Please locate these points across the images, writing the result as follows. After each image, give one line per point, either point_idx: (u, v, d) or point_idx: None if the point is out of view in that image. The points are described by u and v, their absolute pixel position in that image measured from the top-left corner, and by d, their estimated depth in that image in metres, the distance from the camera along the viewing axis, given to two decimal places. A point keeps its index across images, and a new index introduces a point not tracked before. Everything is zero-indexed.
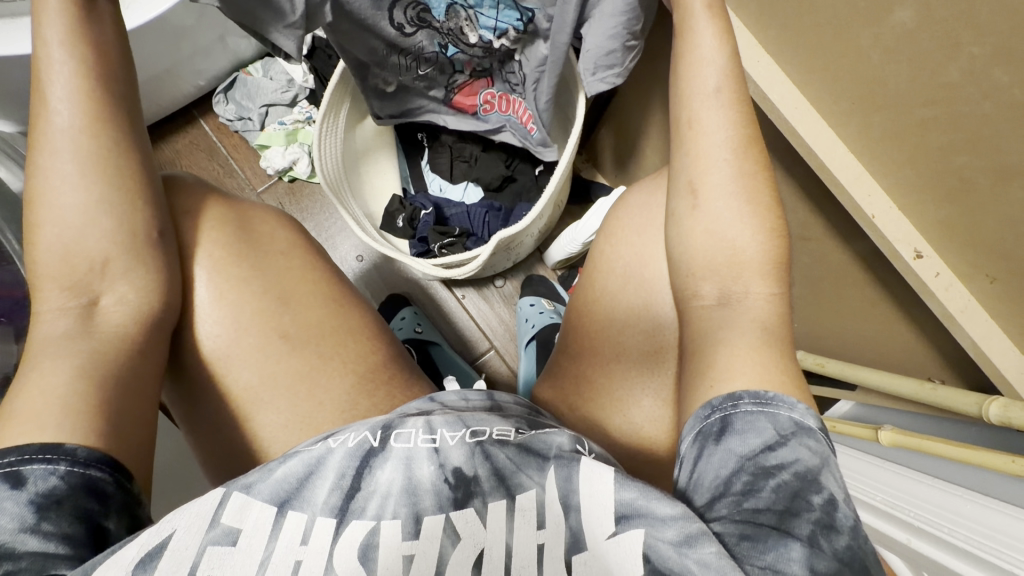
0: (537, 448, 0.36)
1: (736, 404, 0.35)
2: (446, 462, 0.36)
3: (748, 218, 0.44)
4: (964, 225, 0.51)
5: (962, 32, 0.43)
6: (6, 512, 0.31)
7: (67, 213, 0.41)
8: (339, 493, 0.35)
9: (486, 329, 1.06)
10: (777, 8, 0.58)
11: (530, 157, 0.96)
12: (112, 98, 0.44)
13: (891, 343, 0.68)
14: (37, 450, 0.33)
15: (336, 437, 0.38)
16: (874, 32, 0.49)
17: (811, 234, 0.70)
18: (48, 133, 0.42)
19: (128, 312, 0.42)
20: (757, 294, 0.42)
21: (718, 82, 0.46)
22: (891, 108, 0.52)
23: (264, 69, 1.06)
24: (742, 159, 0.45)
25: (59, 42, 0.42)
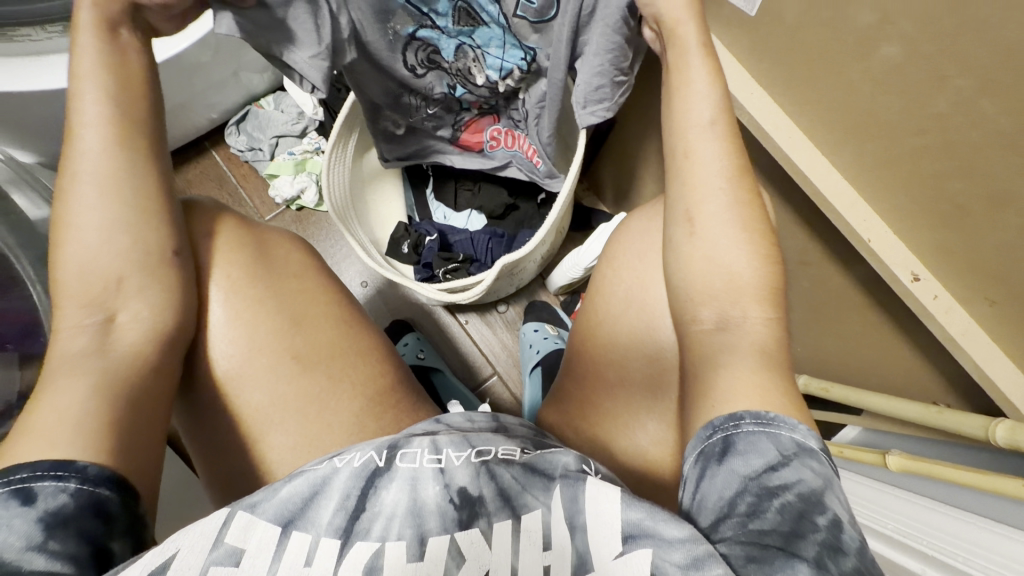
0: (542, 468, 0.37)
1: (737, 424, 0.36)
2: (451, 482, 0.35)
3: (744, 244, 0.45)
4: (958, 249, 0.53)
5: (949, 67, 0.45)
6: (15, 529, 0.30)
7: (92, 233, 0.43)
8: (344, 514, 0.35)
9: (489, 355, 1.07)
10: (766, 43, 0.60)
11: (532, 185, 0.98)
12: (141, 128, 0.46)
13: (895, 367, 0.68)
14: (49, 467, 0.33)
15: (342, 456, 0.38)
16: (864, 66, 0.51)
17: (809, 258, 0.71)
18: (78, 158, 0.44)
19: (143, 329, 0.42)
20: (754, 319, 0.43)
21: (711, 116, 0.48)
22: (883, 137, 0.53)
23: (276, 102, 1.10)
24: (735, 187, 0.47)
25: (96, 76, 0.45)
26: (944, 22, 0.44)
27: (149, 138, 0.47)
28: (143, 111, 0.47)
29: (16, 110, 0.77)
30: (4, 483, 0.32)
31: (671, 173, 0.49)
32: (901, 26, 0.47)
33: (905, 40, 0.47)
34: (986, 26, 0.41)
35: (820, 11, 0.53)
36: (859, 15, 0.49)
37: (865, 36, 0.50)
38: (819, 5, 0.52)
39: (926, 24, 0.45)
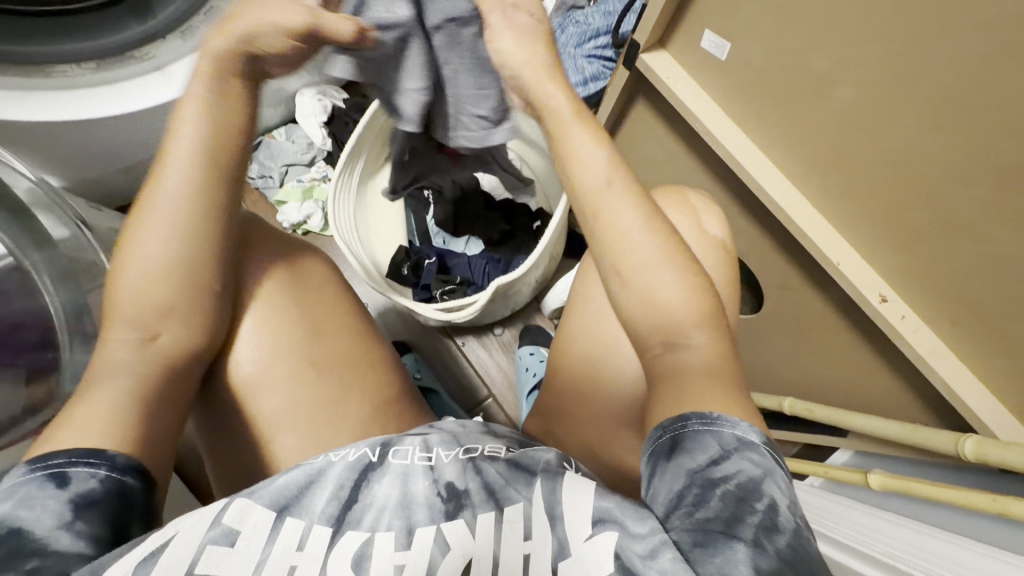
0: (527, 465, 0.40)
1: (684, 423, 0.38)
2: (440, 478, 0.39)
3: (676, 280, 0.45)
4: (920, 272, 0.56)
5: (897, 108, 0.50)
6: (47, 508, 0.33)
7: (150, 258, 0.46)
8: (337, 503, 0.37)
9: (486, 377, 1.09)
10: (732, 84, 0.64)
11: (528, 212, 1.03)
12: (228, 165, 0.48)
13: (875, 388, 0.71)
14: (83, 453, 0.36)
15: (336, 451, 0.41)
16: (821, 105, 0.56)
17: (789, 282, 0.75)
18: (161, 187, 0.47)
19: (181, 348, 0.46)
20: (698, 343, 0.44)
21: (607, 174, 0.47)
22: (845, 170, 0.58)
23: (287, 133, 1.16)
24: (652, 229, 0.46)
25: (218, 104, 0.47)
26: (889, 68, 0.49)
27: (230, 171, 0.49)
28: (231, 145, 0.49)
29: (45, 137, 0.83)
30: (43, 466, 0.35)
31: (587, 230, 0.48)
32: (852, 72, 0.52)
33: (857, 83, 0.52)
34: (930, 73, 0.46)
35: (781, 55, 0.57)
36: (814, 61, 0.54)
37: (821, 79, 0.55)
38: (779, 50, 0.57)
39: (874, 70, 0.50)
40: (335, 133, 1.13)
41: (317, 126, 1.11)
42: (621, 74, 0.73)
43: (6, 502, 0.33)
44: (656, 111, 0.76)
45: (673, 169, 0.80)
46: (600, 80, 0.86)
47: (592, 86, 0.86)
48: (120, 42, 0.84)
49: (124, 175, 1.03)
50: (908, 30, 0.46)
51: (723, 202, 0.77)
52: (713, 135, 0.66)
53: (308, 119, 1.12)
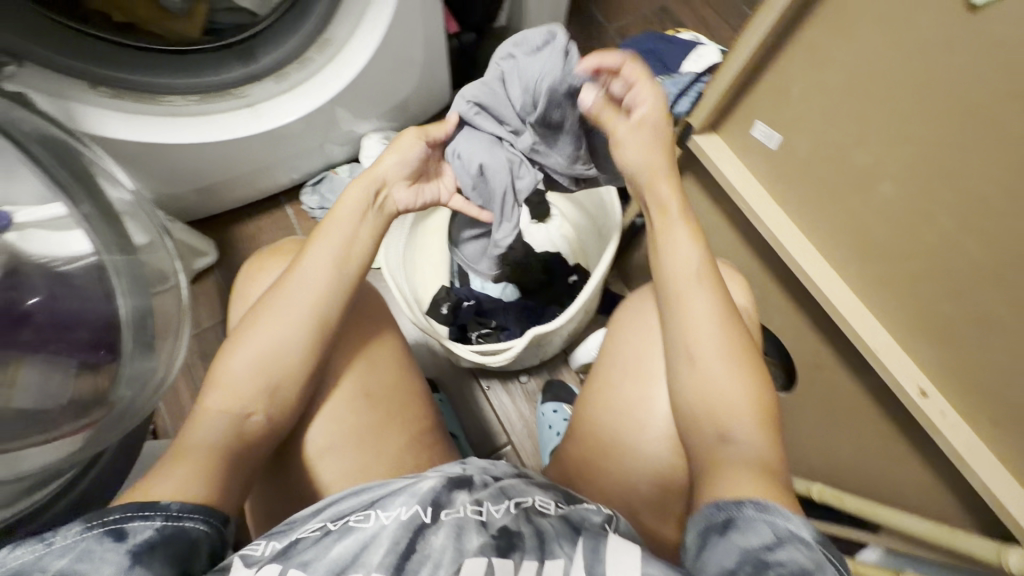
0: (576, 522, 0.46)
1: (740, 508, 0.41)
2: (494, 525, 0.44)
3: (738, 378, 0.53)
4: (960, 369, 0.57)
5: (931, 209, 0.53)
6: (109, 558, 0.36)
7: (263, 352, 0.55)
8: (394, 555, 0.40)
9: (506, 424, 1.10)
10: (780, 172, 0.67)
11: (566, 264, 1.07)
12: (335, 290, 0.59)
13: (909, 482, 0.69)
14: (137, 509, 0.41)
15: (388, 513, 0.43)
16: (862, 198, 0.59)
17: (822, 362, 0.75)
18: (279, 299, 0.57)
19: (270, 427, 0.54)
20: (750, 439, 0.50)
21: (699, 273, 0.58)
22: (883, 261, 0.60)
23: (349, 171, 1.26)
24: (728, 332, 0.55)
25: (336, 250, 0.61)
26: (927, 171, 0.52)
27: (335, 296, 0.59)
28: (336, 279, 0.60)
29: (138, 152, 0.93)
30: (98, 522, 0.38)
31: (668, 316, 0.58)
32: (892, 169, 0.55)
33: (896, 181, 0.55)
34: (966, 177, 0.49)
35: (827, 147, 0.60)
36: (856, 157, 0.58)
37: (864, 176, 0.58)
38: (824, 146, 0.60)
39: (911, 170, 0.53)
40: None
41: None
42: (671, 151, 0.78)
43: (63, 558, 0.35)
44: (701, 187, 0.81)
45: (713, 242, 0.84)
46: None
47: None
48: (221, 82, 0.94)
49: (201, 195, 1.13)
50: (957, 138, 0.48)
51: (759, 278, 0.79)
52: (755, 214, 0.69)
53: (369, 160, 1.21)
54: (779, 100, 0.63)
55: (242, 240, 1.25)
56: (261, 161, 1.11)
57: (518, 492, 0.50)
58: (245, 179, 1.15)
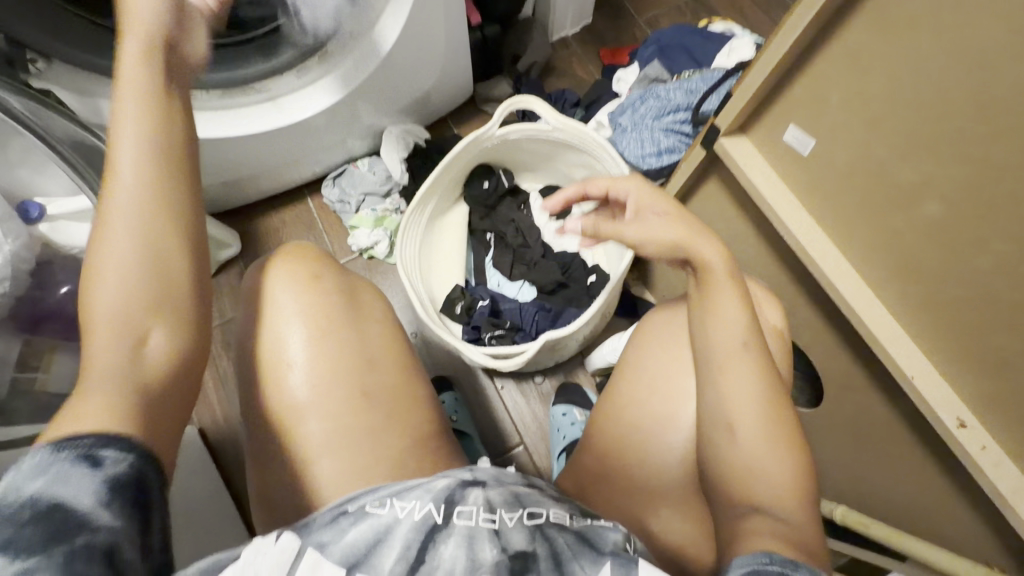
0: (594, 542, 0.45)
1: (796, 568, 0.39)
2: (507, 545, 0.44)
3: (782, 459, 0.50)
4: (1008, 404, 0.52)
5: (986, 230, 0.48)
6: (83, 486, 0.34)
7: (121, 279, 0.43)
8: (405, 562, 0.42)
9: (519, 424, 1.09)
10: (813, 181, 0.63)
11: (584, 266, 1.04)
12: (181, 193, 0.47)
13: (944, 515, 0.65)
14: (108, 439, 0.36)
15: (402, 505, 0.46)
16: (906, 215, 0.55)
17: (851, 382, 0.71)
18: (112, 201, 0.45)
19: (173, 354, 0.43)
20: (792, 513, 0.47)
21: (744, 339, 0.55)
22: (928, 284, 0.55)
23: (369, 165, 1.25)
24: (769, 406, 0.53)
25: (142, 131, 0.46)
26: (984, 190, 0.47)
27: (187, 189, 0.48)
28: (171, 159, 0.47)
29: None
30: (71, 447, 0.35)
31: (705, 387, 0.56)
32: (942, 186, 0.50)
33: (945, 199, 0.50)
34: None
35: (869, 158, 0.56)
36: (900, 171, 0.53)
37: (908, 192, 0.53)
38: (865, 156, 0.56)
39: (966, 188, 0.49)
40: (412, 170, 1.23)
41: (398, 161, 1.21)
42: (697, 154, 0.74)
43: (38, 479, 0.33)
44: (727, 192, 0.77)
45: (739, 251, 0.79)
46: (673, 153, 0.88)
47: (665, 158, 0.87)
48: (242, 76, 0.93)
49: (227, 188, 1.15)
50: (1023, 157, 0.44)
51: (786, 290, 0.75)
52: (784, 225, 0.65)
53: (389, 155, 1.21)
54: (814, 107, 0.59)
55: (265, 233, 1.27)
56: (283, 158, 1.12)
57: (530, 497, 0.50)
58: (267, 174, 1.16)
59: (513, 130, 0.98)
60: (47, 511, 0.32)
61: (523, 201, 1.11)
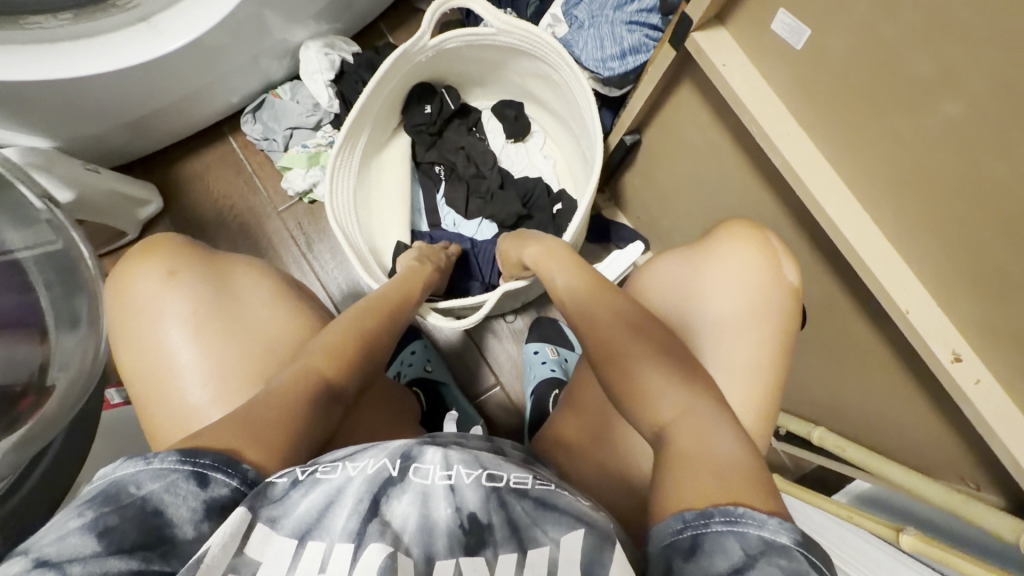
0: (554, 504, 0.38)
1: (707, 522, 0.37)
2: (462, 505, 0.36)
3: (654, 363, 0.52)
4: (1006, 335, 0.47)
5: (1012, 138, 0.39)
6: (185, 503, 0.36)
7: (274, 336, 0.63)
8: (357, 517, 0.35)
9: (494, 364, 1.05)
10: (806, 84, 0.51)
11: (548, 195, 0.93)
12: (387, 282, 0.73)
13: (923, 434, 0.63)
14: (223, 461, 0.39)
15: (355, 464, 0.38)
16: (916, 122, 0.44)
17: (835, 309, 0.65)
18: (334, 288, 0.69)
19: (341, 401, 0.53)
20: (723, 431, 0.46)
21: (573, 292, 0.64)
22: (933, 203, 0.46)
23: (291, 91, 1.07)
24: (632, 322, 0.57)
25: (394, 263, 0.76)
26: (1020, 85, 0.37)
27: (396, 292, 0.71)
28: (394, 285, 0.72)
29: (25, 95, 0.77)
30: (191, 462, 0.38)
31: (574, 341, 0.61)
32: (970, 81, 0.39)
33: (971, 97, 0.40)
34: None
35: (876, 47, 0.44)
36: (918, 63, 0.42)
37: (923, 91, 0.43)
38: (874, 47, 0.44)
39: (998, 82, 0.38)
40: (343, 93, 1.06)
41: (324, 85, 1.03)
42: (665, 55, 0.61)
43: (156, 482, 0.37)
44: (704, 100, 0.64)
45: (717, 169, 0.69)
46: (640, 54, 0.72)
47: (630, 61, 0.72)
48: None
49: (129, 132, 0.97)
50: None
51: (769, 212, 0.66)
52: (769, 140, 0.54)
53: (313, 77, 1.02)
54: None
55: (188, 179, 1.11)
56: (183, 91, 0.93)
57: (488, 455, 0.41)
58: (171, 112, 0.98)
59: (448, 38, 0.81)
60: (150, 514, 0.36)
61: (475, 122, 0.97)
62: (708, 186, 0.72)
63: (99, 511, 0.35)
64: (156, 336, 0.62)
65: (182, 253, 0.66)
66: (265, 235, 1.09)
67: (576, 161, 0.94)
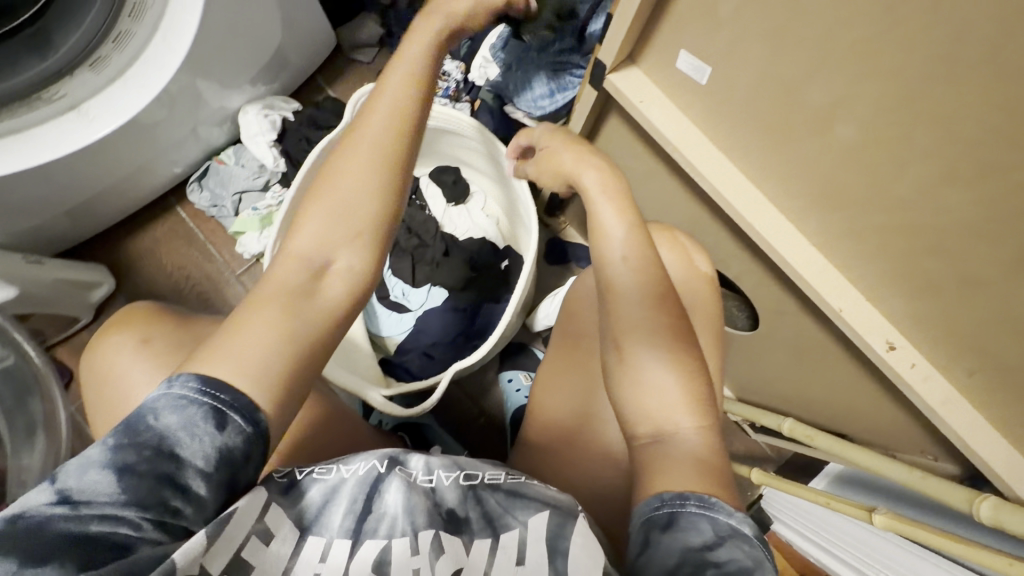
0: (524, 492, 0.43)
1: (683, 503, 0.40)
2: (443, 501, 0.43)
3: (671, 372, 0.47)
4: (930, 321, 0.51)
5: (898, 154, 0.43)
6: (202, 445, 0.36)
7: (341, 202, 0.46)
8: (353, 516, 0.41)
9: (474, 398, 1.03)
10: (718, 113, 0.55)
11: (493, 252, 0.97)
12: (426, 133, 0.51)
13: (882, 415, 0.66)
14: (243, 405, 0.38)
15: (349, 465, 0.43)
16: (818, 144, 0.49)
17: (786, 310, 0.68)
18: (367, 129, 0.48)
19: (348, 287, 0.46)
20: (685, 429, 0.45)
21: (624, 250, 0.54)
22: (847, 213, 0.51)
23: (235, 156, 1.06)
24: (657, 314, 0.50)
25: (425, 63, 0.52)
26: (892, 108, 0.41)
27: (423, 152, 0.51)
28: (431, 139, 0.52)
29: None
30: (212, 397, 0.38)
31: (606, 304, 0.53)
32: (858, 107, 0.44)
33: (860, 121, 0.44)
34: (936, 118, 0.39)
35: (773, 81, 0.48)
36: (811, 93, 0.46)
37: (817, 119, 0.47)
38: (768, 78, 0.48)
39: (878, 108, 0.42)
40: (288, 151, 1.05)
41: (268, 146, 1.03)
42: (589, 93, 0.64)
43: (175, 417, 0.37)
44: (632, 129, 0.68)
45: (654, 190, 0.72)
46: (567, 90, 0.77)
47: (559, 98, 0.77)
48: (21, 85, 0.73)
49: (72, 219, 0.96)
50: (956, 57, 0.36)
51: (709, 226, 0.69)
52: (693, 166, 0.57)
53: (256, 139, 1.02)
54: (706, 26, 0.50)
55: (138, 256, 1.09)
56: (125, 170, 0.92)
57: (469, 458, 0.47)
58: (113, 192, 0.96)
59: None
60: (167, 455, 0.36)
61: (413, 191, 1.01)
62: (650, 205, 0.75)
63: (118, 442, 0.36)
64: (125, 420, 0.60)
65: (150, 322, 0.64)
66: (225, 301, 1.08)
67: (515, 220, 0.98)
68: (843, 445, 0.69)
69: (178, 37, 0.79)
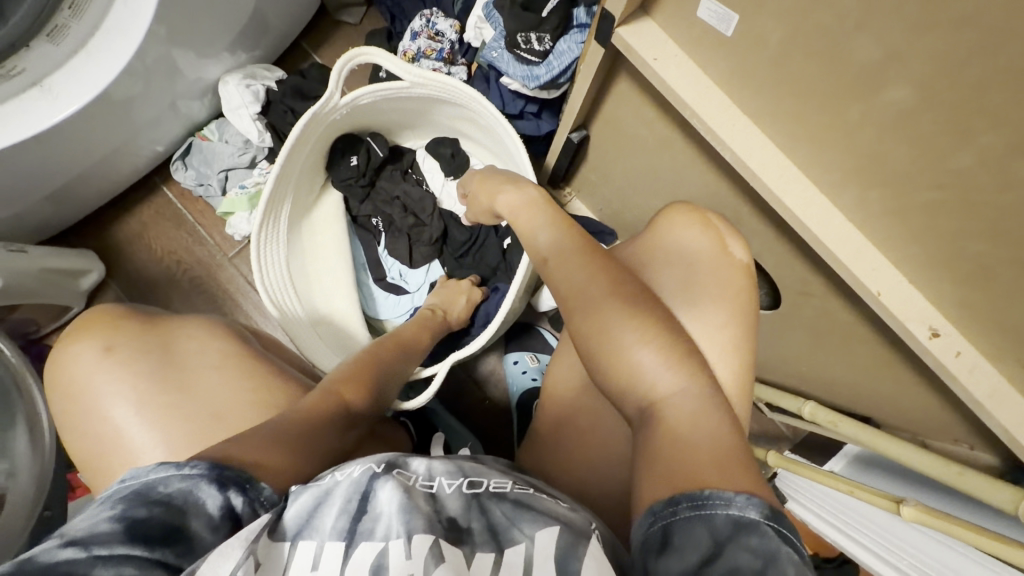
0: (529, 504, 0.39)
1: (674, 511, 0.35)
2: (443, 508, 0.37)
3: (638, 338, 0.46)
4: (985, 307, 0.45)
5: (965, 117, 0.37)
6: (207, 504, 0.35)
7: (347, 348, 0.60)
8: (347, 516, 0.35)
9: (480, 380, 1.00)
10: (745, 71, 0.48)
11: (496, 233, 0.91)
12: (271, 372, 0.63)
13: (915, 403, 0.61)
14: (241, 476, 0.37)
15: (343, 470, 0.38)
16: (863, 108, 0.42)
17: (813, 291, 0.62)
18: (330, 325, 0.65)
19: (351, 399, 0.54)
20: (674, 389, 0.44)
21: (554, 245, 0.54)
22: (895, 186, 0.44)
23: (218, 131, 1.00)
24: (608, 287, 0.49)
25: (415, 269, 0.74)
26: (962, 64, 0.35)
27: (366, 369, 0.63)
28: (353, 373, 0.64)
29: None
30: (217, 469, 0.37)
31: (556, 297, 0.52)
32: (917, 64, 0.37)
33: (917, 81, 0.37)
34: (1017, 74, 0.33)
35: (812, 34, 0.41)
36: (858, 47, 0.39)
37: (864, 78, 0.40)
38: (806, 29, 0.41)
39: (942, 65, 0.36)
40: (273, 125, 1.00)
41: (251, 119, 0.97)
42: (594, 52, 0.57)
43: (183, 481, 0.35)
44: (644, 92, 0.60)
45: (668, 160, 0.65)
46: (565, 56, 0.71)
47: (556, 63, 0.71)
48: None
49: (54, 205, 0.91)
50: None
51: (729, 199, 0.62)
52: (714, 135, 0.51)
53: (238, 112, 0.96)
54: None
55: (126, 241, 1.05)
56: (101, 151, 0.86)
57: (472, 465, 0.43)
58: (92, 176, 0.91)
59: (360, 94, 0.79)
60: (177, 510, 0.34)
61: (409, 164, 0.94)
62: (663, 176, 0.68)
63: (127, 503, 0.34)
64: (101, 423, 0.57)
65: (117, 325, 0.61)
66: (219, 285, 1.04)
67: None
68: (869, 432, 0.65)
69: (141, 3, 0.72)
